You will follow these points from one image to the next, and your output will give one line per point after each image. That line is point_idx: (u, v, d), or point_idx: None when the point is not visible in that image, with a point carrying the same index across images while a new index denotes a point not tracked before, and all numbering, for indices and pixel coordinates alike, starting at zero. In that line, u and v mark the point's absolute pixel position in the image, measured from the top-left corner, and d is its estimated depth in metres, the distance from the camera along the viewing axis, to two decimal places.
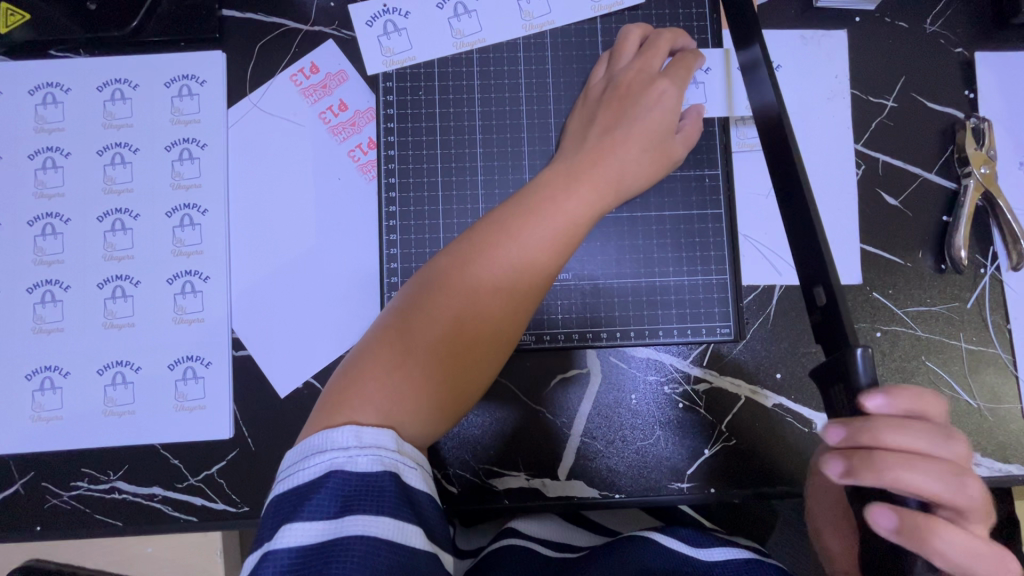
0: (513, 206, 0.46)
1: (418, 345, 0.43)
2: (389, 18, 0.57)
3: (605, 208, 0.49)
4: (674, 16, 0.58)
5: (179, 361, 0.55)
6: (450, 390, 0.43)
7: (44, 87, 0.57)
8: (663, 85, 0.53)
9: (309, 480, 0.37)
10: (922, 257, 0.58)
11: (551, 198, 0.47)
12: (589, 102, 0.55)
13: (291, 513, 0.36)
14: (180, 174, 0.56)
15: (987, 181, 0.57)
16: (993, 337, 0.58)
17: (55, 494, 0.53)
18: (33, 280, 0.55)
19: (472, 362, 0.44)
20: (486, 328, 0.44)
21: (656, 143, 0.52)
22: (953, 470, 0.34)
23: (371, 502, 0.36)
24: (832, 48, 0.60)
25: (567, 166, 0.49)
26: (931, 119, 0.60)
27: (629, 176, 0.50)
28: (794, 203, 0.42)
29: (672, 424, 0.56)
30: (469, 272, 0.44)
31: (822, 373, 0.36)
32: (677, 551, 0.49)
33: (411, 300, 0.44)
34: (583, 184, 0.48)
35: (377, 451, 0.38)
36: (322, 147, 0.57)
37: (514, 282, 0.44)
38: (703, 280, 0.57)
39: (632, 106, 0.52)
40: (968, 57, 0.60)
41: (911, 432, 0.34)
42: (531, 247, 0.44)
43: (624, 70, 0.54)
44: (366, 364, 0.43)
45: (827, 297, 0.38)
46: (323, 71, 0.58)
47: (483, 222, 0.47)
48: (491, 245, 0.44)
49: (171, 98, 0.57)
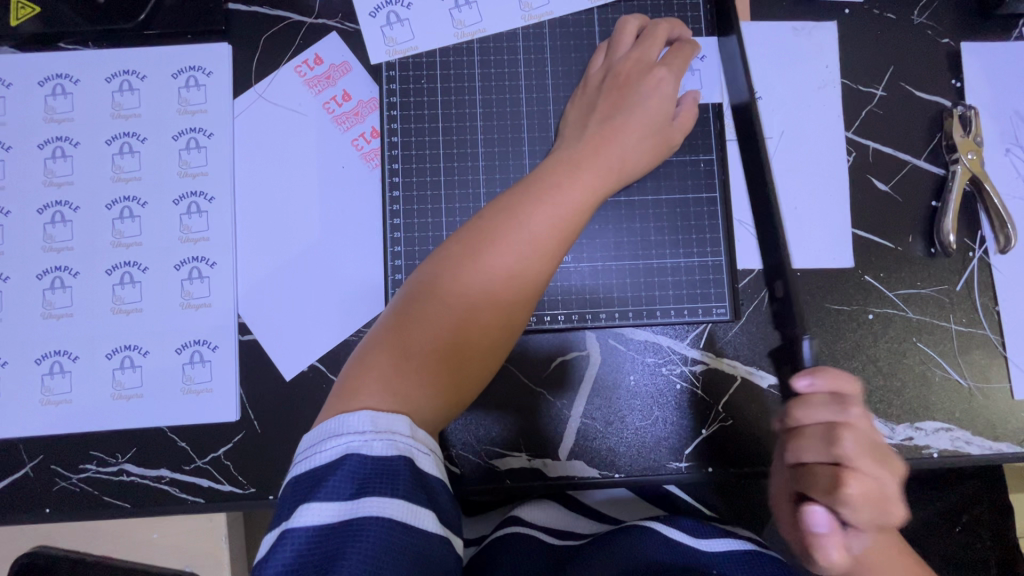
0: (518, 193, 0.48)
1: (430, 331, 0.44)
2: (392, 9, 0.59)
3: (606, 195, 0.50)
4: (668, 7, 0.60)
5: (186, 345, 0.56)
6: (461, 372, 0.45)
7: (54, 78, 0.58)
8: (662, 73, 0.54)
9: (325, 463, 0.38)
10: (912, 242, 0.60)
11: (556, 186, 0.48)
12: (589, 90, 0.56)
13: (308, 495, 0.37)
14: (186, 163, 0.58)
15: (974, 166, 0.59)
16: (983, 318, 0.59)
17: (63, 477, 0.54)
18: (42, 266, 0.56)
19: (484, 346, 0.45)
20: (496, 313, 0.45)
21: (655, 130, 0.54)
22: (833, 428, 0.40)
23: (386, 485, 0.37)
24: (823, 39, 0.62)
25: (570, 155, 0.51)
26: (920, 107, 0.61)
27: (629, 164, 0.52)
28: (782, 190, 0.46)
29: (670, 405, 0.57)
30: (476, 259, 0.45)
31: (776, 355, 0.47)
32: (674, 539, 0.51)
33: (420, 287, 0.46)
34: (586, 172, 0.49)
35: (392, 435, 0.39)
36: (326, 136, 0.59)
37: (521, 269, 0.45)
38: (699, 262, 0.58)
39: (632, 95, 0.54)
40: (955, 47, 0.62)
41: (811, 405, 0.41)
42: (538, 234, 0.46)
43: (624, 59, 0.56)
44: (379, 350, 0.44)
45: (782, 293, 0.48)
46: (326, 62, 0.59)
47: (489, 210, 0.48)
48: (498, 232, 0.46)
49: (178, 89, 0.59)
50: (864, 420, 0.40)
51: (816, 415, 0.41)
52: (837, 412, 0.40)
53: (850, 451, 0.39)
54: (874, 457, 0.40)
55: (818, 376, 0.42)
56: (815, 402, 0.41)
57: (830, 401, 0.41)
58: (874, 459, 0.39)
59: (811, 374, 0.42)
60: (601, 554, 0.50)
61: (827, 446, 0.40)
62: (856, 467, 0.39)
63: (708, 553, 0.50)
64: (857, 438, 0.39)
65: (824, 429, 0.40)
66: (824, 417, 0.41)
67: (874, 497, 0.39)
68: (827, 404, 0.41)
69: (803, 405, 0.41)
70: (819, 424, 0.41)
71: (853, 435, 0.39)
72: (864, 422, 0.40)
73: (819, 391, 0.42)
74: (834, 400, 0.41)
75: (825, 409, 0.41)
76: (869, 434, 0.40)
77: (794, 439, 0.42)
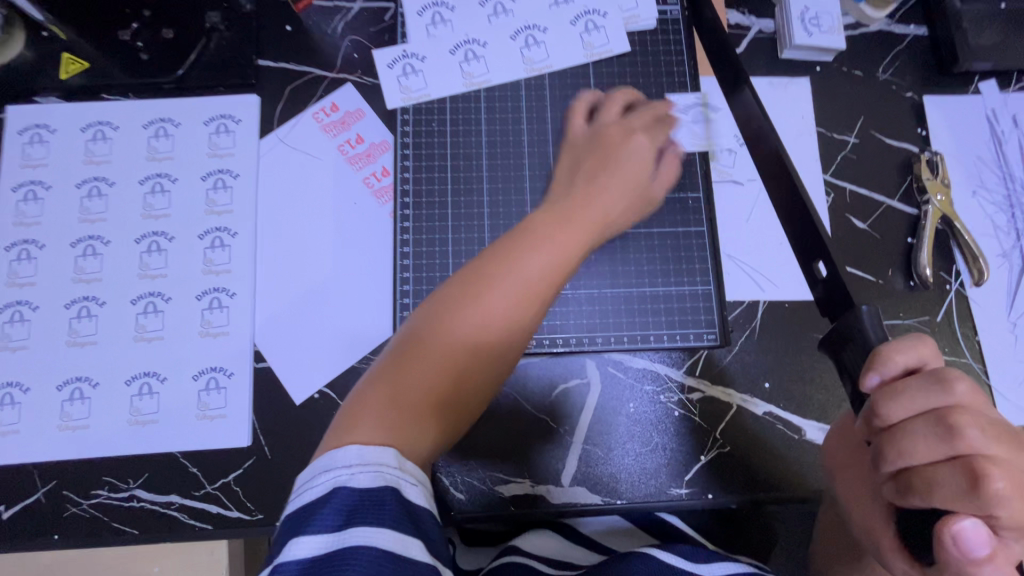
0: (513, 240, 0.51)
1: (425, 368, 0.46)
2: (408, 61, 0.64)
3: (591, 243, 0.54)
4: (656, 64, 0.67)
5: (203, 372, 0.58)
6: (452, 410, 0.46)
7: (95, 125, 0.63)
8: (640, 139, 0.59)
9: (315, 498, 0.39)
10: (892, 275, 0.64)
11: (547, 235, 0.52)
12: (577, 146, 0.60)
13: (299, 528, 0.38)
14: (213, 201, 0.62)
15: (944, 207, 0.63)
16: (964, 348, 0.62)
17: (74, 503, 0.55)
18: (71, 297, 0.59)
19: (475, 385, 0.47)
20: (489, 354, 0.48)
21: (637, 190, 0.58)
22: (945, 417, 0.35)
23: (373, 516, 0.38)
24: (798, 92, 0.68)
25: (560, 206, 0.55)
26: (889, 153, 0.67)
27: (610, 213, 0.56)
28: (806, 222, 0.49)
29: (668, 432, 0.59)
30: (473, 300, 0.48)
31: (832, 339, 0.41)
32: (672, 564, 0.52)
33: (422, 322, 0.48)
34: (576, 221, 0.53)
35: (378, 467, 0.40)
36: (341, 176, 0.63)
37: (515, 311, 0.48)
38: (691, 290, 0.62)
39: (616, 156, 0.58)
40: (918, 100, 0.68)
41: (910, 397, 0.35)
42: (531, 278, 0.49)
43: (608, 124, 0.60)
44: (375, 386, 0.45)
45: (828, 271, 0.46)
46: (342, 110, 0.65)
47: (486, 254, 0.51)
48: (503, 281, 0.48)
49: (209, 135, 0.64)
50: (973, 396, 0.35)
51: (918, 406, 0.35)
52: (943, 396, 0.35)
53: (969, 438, 0.34)
54: (1001, 438, 0.35)
55: (884, 369, 0.36)
56: (912, 391, 0.35)
57: (928, 384, 0.35)
58: (1000, 441, 0.34)
59: (878, 369, 0.37)
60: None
61: (944, 438, 0.34)
62: (986, 456, 0.34)
63: None
64: (980, 423, 0.34)
65: (935, 423, 0.35)
66: (925, 405, 0.35)
67: (1020, 482, 0.33)
68: (927, 387, 0.35)
69: (894, 399, 0.36)
70: (927, 417, 0.35)
71: (971, 420, 0.34)
72: (973, 399, 0.35)
73: (902, 377, 0.36)
74: (930, 384, 0.35)
75: (924, 395, 0.35)
76: (982, 412, 0.35)
77: (899, 441, 0.36)
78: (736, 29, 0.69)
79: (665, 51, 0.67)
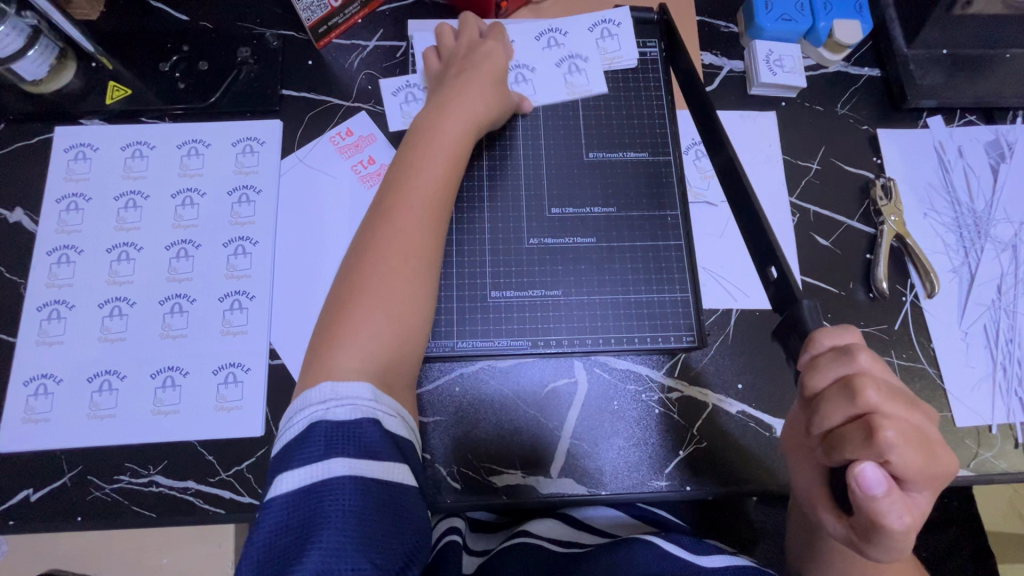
0: (400, 164, 0.61)
1: (369, 284, 0.55)
2: (410, 90, 0.73)
3: (471, 139, 0.64)
4: (638, 97, 0.74)
5: (223, 366, 0.63)
6: (402, 309, 0.55)
7: (134, 144, 0.70)
8: (489, 46, 0.69)
9: (296, 434, 0.46)
10: (853, 287, 0.70)
11: (424, 149, 0.61)
12: (434, 72, 0.70)
13: (283, 466, 0.44)
14: (237, 214, 0.68)
15: (898, 227, 0.70)
16: (920, 354, 0.68)
17: (97, 487, 0.60)
18: (104, 297, 0.65)
19: (416, 280, 0.56)
20: (414, 250, 0.57)
21: (497, 79, 0.68)
22: (849, 382, 0.41)
23: (350, 446, 0.44)
24: (766, 124, 0.76)
25: (429, 120, 0.64)
26: (849, 178, 0.74)
27: (480, 110, 0.65)
28: (759, 235, 0.56)
29: (649, 427, 0.64)
30: (385, 219, 0.57)
31: (784, 328, 0.50)
32: (673, 554, 0.57)
33: (356, 252, 0.57)
34: (452, 130, 0.63)
35: (353, 401, 0.47)
36: (354, 193, 0.70)
37: (424, 211, 0.58)
38: (670, 297, 0.68)
39: (470, 63, 0.68)
40: (873, 132, 0.76)
41: (827, 369, 0.43)
42: (427, 185, 0.59)
43: (456, 47, 0.70)
44: (332, 320, 0.54)
45: (778, 273, 0.53)
46: (356, 134, 0.72)
47: (385, 186, 0.60)
48: (410, 196, 0.58)
49: (236, 155, 0.71)
50: (875, 366, 0.42)
51: (830, 376, 0.43)
52: (849, 366, 0.42)
53: (870, 398, 0.41)
54: (896, 399, 0.41)
55: (815, 347, 0.45)
56: (825, 364, 0.43)
57: (835, 358, 0.43)
58: (896, 401, 0.41)
59: (810, 348, 0.45)
60: (597, 566, 0.56)
61: (849, 400, 0.41)
62: (881, 413, 0.40)
63: (706, 567, 0.55)
64: (877, 385, 0.41)
65: (843, 387, 0.41)
66: (836, 374, 0.43)
67: (908, 434, 0.40)
68: (835, 360, 0.43)
69: (812, 371, 0.44)
70: (837, 383, 0.42)
71: (871, 384, 0.41)
72: (877, 369, 0.42)
73: (822, 354, 0.44)
74: (841, 359, 0.43)
75: (834, 366, 0.43)
76: (886, 381, 0.42)
77: (820, 406, 0.43)
78: (710, 68, 0.78)
79: (645, 86, 0.75)
